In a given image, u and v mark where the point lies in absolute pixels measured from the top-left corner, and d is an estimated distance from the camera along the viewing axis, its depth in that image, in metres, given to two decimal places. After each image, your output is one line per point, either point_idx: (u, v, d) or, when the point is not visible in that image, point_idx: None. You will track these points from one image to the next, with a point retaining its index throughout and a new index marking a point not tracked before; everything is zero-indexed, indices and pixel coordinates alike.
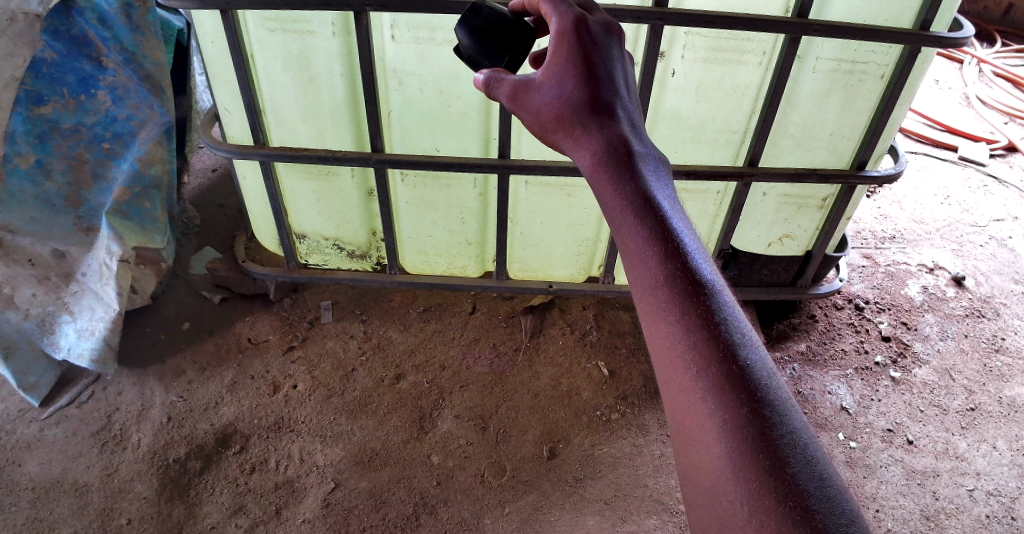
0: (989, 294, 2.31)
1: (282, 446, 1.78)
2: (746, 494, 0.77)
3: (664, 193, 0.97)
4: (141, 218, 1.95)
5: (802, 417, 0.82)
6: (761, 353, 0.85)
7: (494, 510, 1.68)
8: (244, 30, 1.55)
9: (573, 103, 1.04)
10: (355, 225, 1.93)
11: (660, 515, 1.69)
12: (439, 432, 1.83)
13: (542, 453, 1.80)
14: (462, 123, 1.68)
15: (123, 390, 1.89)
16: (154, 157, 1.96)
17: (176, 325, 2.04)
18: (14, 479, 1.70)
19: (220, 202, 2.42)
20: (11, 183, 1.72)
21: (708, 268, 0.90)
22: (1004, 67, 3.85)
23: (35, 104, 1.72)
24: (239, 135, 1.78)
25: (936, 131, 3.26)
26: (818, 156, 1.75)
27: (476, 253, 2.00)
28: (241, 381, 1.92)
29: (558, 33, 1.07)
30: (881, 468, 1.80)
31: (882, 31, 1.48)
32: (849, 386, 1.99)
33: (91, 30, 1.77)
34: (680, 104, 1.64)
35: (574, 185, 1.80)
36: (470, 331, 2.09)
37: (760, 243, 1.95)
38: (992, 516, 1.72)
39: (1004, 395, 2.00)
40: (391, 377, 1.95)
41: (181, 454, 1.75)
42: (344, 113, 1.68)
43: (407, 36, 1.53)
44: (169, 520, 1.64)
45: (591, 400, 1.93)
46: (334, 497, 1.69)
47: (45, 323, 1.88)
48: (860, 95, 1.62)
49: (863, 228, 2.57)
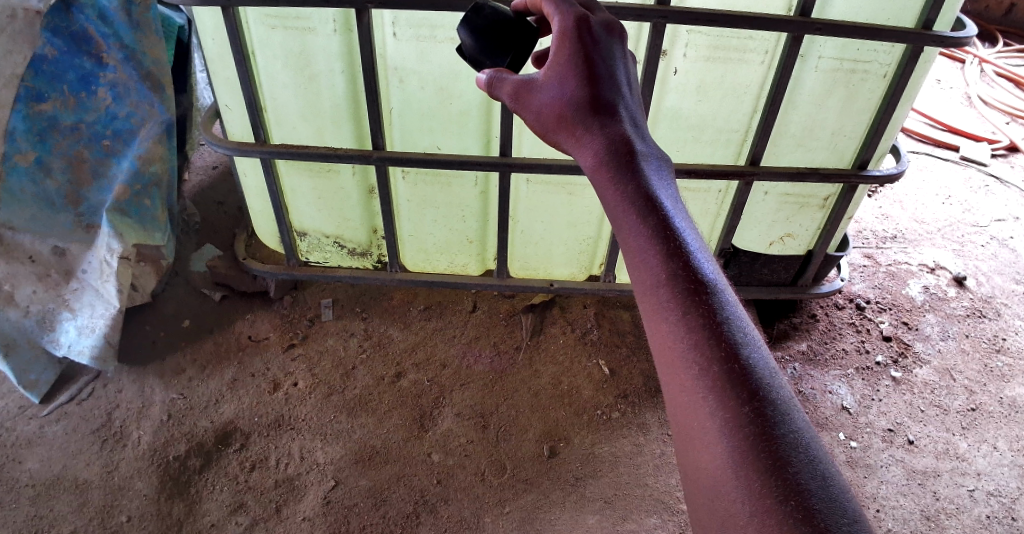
0: (989, 294, 2.31)
1: (282, 444, 1.78)
2: (746, 494, 0.77)
3: (666, 192, 0.96)
4: (140, 217, 1.94)
5: (804, 416, 0.81)
6: (763, 353, 0.85)
7: (494, 509, 1.68)
8: (244, 27, 1.54)
9: (575, 103, 1.04)
10: (355, 223, 1.93)
11: (660, 515, 1.69)
12: (439, 430, 1.83)
13: (542, 452, 1.80)
14: (462, 121, 1.67)
15: (123, 387, 1.89)
16: (154, 155, 1.95)
17: (176, 323, 2.04)
18: (14, 476, 1.70)
19: (220, 199, 2.41)
20: (12, 181, 1.72)
21: (710, 268, 0.89)
22: (1005, 66, 3.85)
23: (35, 102, 1.72)
24: (239, 132, 1.78)
25: (937, 131, 3.26)
26: (819, 155, 1.75)
27: (476, 252, 1.99)
28: (241, 379, 1.92)
29: (560, 33, 1.07)
30: (881, 468, 1.80)
31: (884, 30, 1.47)
32: (849, 386, 1.99)
33: (91, 27, 1.75)
34: (681, 103, 1.63)
35: (574, 184, 1.79)
36: (470, 329, 2.08)
37: (762, 242, 1.95)
38: (992, 517, 1.72)
39: (1004, 395, 2.00)
40: (391, 376, 1.95)
41: (181, 451, 1.75)
42: (345, 111, 1.67)
43: (407, 34, 1.53)
44: (169, 518, 1.63)
45: (591, 399, 1.92)
46: (334, 495, 1.68)
47: (45, 321, 1.87)
48: (862, 95, 1.62)
49: (864, 227, 2.57)
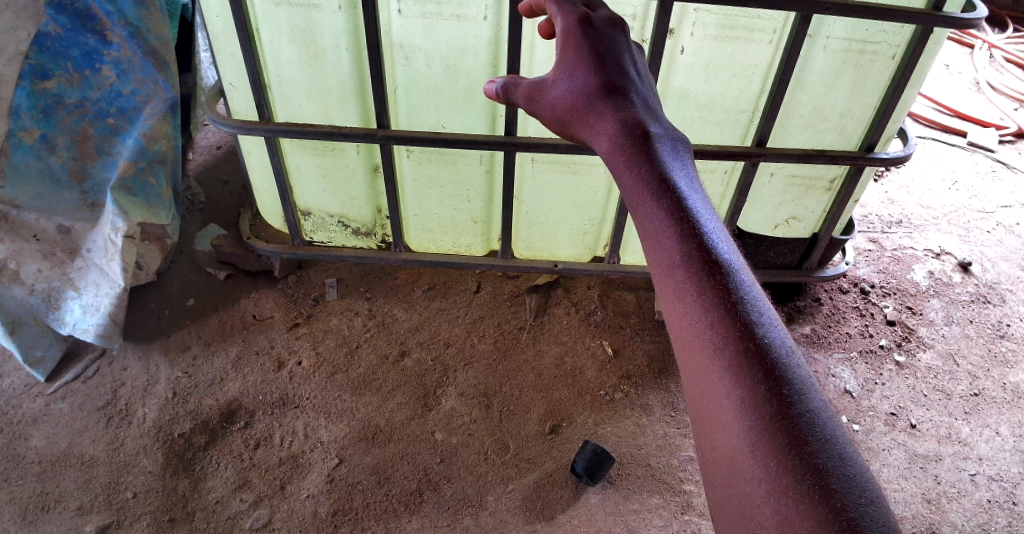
0: (994, 281, 2.29)
1: (286, 422, 1.79)
2: (762, 472, 0.77)
3: (682, 172, 0.96)
4: (146, 194, 1.96)
5: (822, 396, 0.81)
6: (781, 332, 0.84)
7: (496, 488, 1.68)
8: (248, 3, 1.52)
9: (586, 92, 1.04)
10: (360, 202, 1.93)
11: (662, 495, 1.69)
12: (443, 409, 1.83)
13: (544, 431, 1.80)
14: (469, 99, 1.66)
15: (129, 365, 1.90)
16: (159, 133, 1.96)
17: (179, 301, 2.05)
18: (20, 453, 1.71)
19: (224, 178, 2.43)
20: (16, 158, 1.71)
21: (726, 248, 0.89)
22: (1015, 52, 3.80)
23: (39, 79, 1.70)
24: (245, 111, 1.77)
25: (945, 116, 3.23)
26: (827, 137, 1.75)
27: (481, 232, 2.00)
28: (246, 357, 1.93)
29: (564, 33, 1.09)
30: (884, 452, 1.81)
31: (896, 10, 1.45)
32: (853, 370, 1.99)
33: (95, 5, 1.75)
34: (689, 82, 1.62)
35: (579, 162, 1.78)
36: (474, 309, 2.09)
37: (766, 224, 1.95)
38: (993, 501, 1.72)
39: (1007, 381, 2.00)
40: (395, 354, 1.96)
41: (186, 429, 1.76)
42: (351, 89, 1.67)
43: (414, 11, 1.51)
44: (174, 494, 1.64)
45: (594, 379, 1.93)
46: (338, 473, 1.69)
47: (50, 299, 1.87)
48: (870, 77, 1.60)
49: (870, 212, 2.55)
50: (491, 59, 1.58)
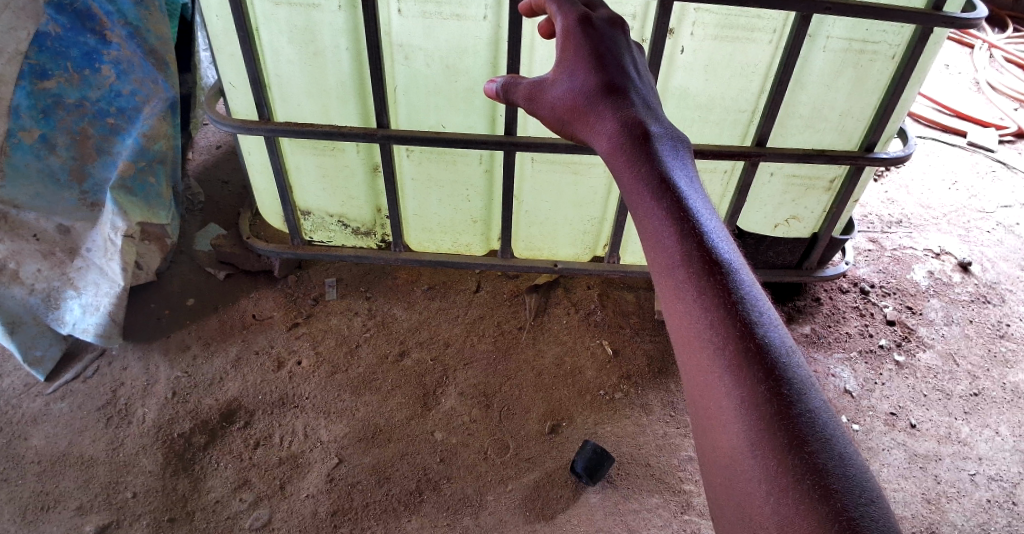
0: (994, 281, 2.29)
1: (286, 421, 1.79)
2: (762, 472, 0.77)
3: (682, 172, 0.96)
4: (145, 194, 1.96)
5: (822, 395, 0.81)
6: (781, 332, 0.84)
7: (496, 488, 1.68)
8: (248, 2, 1.52)
9: (586, 91, 1.04)
10: (359, 202, 1.93)
11: (661, 495, 1.69)
12: (443, 408, 1.83)
13: (543, 430, 1.80)
14: (468, 99, 1.66)
15: (129, 365, 1.90)
16: (159, 132, 1.96)
17: (179, 301, 2.05)
18: (20, 452, 1.71)
19: (223, 178, 2.43)
20: (15, 157, 1.71)
21: (726, 248, 0.89)
22: (1015, 52, 3.80)
23: (38, 78, 1.70)
24: (244, 110, 1.77)
25: (945, 116, 3.23)
26: (827, 137, 1.75)
27: (481, 231, 2.00)
28: (246, 357, 1.93)
29: (564, 32, 1.09)
30: (883, 452, 1.81)
31: (896, 10, 1.45)
32: (852, 370, 1.99)
33: (95, 5, 1.75)
34: (688, 82, 1.62)
35: (579, 162, 1.78)
36: (474, 308, 2.09)
37: (766, 224, 1.95)
38: (993, 501, 1.72)
39: (1007, 381, 2.00)
40: (394, 354, 1.96)
41: (186, 428, 1.76)
42: (351, 88, 1.66)
43: (414, 10, 1.51)
44: (173, 493, 1.64)
45: (594, 379, 1.93)
46: (338, 472, 1.69)
47: (50, 299, 1.86)
48: (870, 77, 1.60)
49: (869, 212, 2.55)
50: (491, 59, 1.58)
